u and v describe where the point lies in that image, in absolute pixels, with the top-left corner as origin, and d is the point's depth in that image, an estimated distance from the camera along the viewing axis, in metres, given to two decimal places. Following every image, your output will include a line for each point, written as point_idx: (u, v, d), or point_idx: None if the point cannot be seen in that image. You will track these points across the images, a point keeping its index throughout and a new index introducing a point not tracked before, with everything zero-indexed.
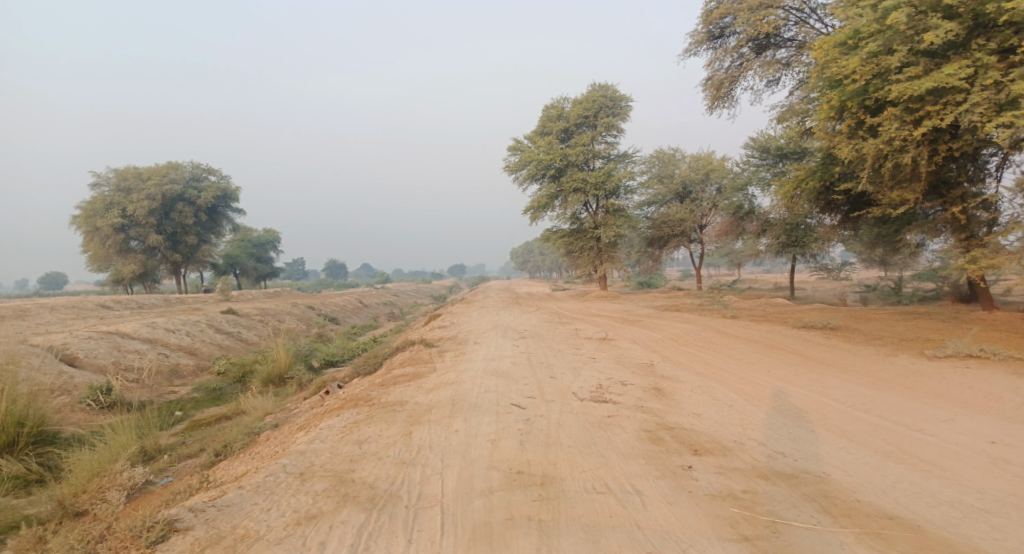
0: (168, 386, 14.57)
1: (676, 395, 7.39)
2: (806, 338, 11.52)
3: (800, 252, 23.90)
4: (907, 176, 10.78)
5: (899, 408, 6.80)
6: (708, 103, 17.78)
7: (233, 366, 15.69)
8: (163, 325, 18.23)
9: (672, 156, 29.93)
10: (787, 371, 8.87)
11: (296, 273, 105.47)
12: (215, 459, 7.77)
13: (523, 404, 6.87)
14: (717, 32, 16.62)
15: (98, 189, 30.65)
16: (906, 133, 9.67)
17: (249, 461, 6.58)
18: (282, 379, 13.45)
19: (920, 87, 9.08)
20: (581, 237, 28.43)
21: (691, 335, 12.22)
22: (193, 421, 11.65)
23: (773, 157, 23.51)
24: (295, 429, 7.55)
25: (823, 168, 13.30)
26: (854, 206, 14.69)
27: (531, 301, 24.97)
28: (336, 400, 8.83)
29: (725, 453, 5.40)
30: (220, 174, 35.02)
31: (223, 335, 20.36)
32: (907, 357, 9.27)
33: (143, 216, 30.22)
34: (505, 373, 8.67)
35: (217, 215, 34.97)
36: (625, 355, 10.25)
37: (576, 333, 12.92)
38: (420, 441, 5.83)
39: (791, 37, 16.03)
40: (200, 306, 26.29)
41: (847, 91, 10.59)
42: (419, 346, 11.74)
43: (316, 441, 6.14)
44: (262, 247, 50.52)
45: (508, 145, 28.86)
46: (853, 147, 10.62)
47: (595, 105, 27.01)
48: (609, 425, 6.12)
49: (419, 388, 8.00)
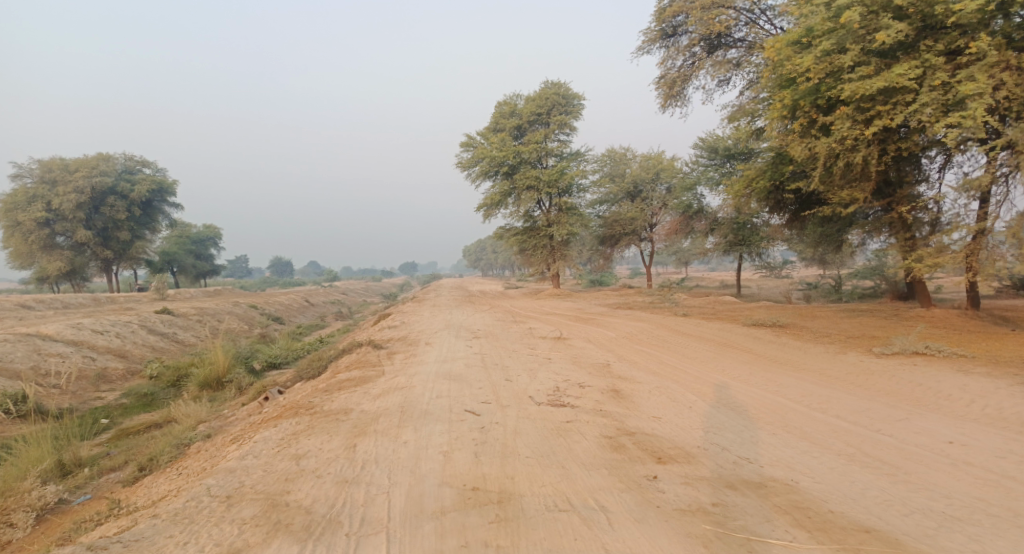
0: (94, 392, 13.42)
1: (635, 398, 7.17)
2: (758, 336, 11.62)
3: (746, 252, 24.43)
4: (857, 176, 11.00)
5: (855, 408, 6.80)
6: (661, 101, 17.80)
7: (167, 370, 14.62)
8: (89, 325, 16.88)
9: (624, 155, 30.15)
10: (742, 371, 8.82)
11: (238, 270, 101.78)
12: (139, 475, 7.07)
13: (477, 410, 6.50)
14: (669, 30, 16.66)
15: (18, 180, 28.33)
16: (858, 132, 9.83)
17: (175, 478, 5.96)
18: (221, 383, 12.59)
19: (872, 86, 9.23)
20: (535, 235, 28.23)
21: (645, 333, 12.11)
22: (121, 429, 10.70)
23: (720, 157, 23.99)
24: (228, 441, 6.92)
25: (773, 168, 13.48)
26: (802, 206, 15.03)
27: (484, 300, 24.59)
28: (276, 407, 8.22)
29: (690, 460, 5.20)
30: (155, 166, 32.96)
31: (157, 336, 19.07)
32: (855, 355, 9.42)
33: (71, 210, 28.11)
34: (458, 376, 8.26)
35: (153, 210, 32.97)
36: (580, 355, 10.02)
37: (531, 333, 12.65)
38: (365, 455, 5.37)
39: (741, 38, 16.24)
40: (133, 305, 24.63)
41: (799, 90, 10.71)
42: (367, 347, 11.18)
43: (248, 456, 5.59)
44: (201, 243, 48.20)
45: (460, 141, 28.33)
46: (805, 146, 10.74)
47: (548, 102, 26.86)
48: (568, 432, 5.83)
49: (365, 394, 7.48)
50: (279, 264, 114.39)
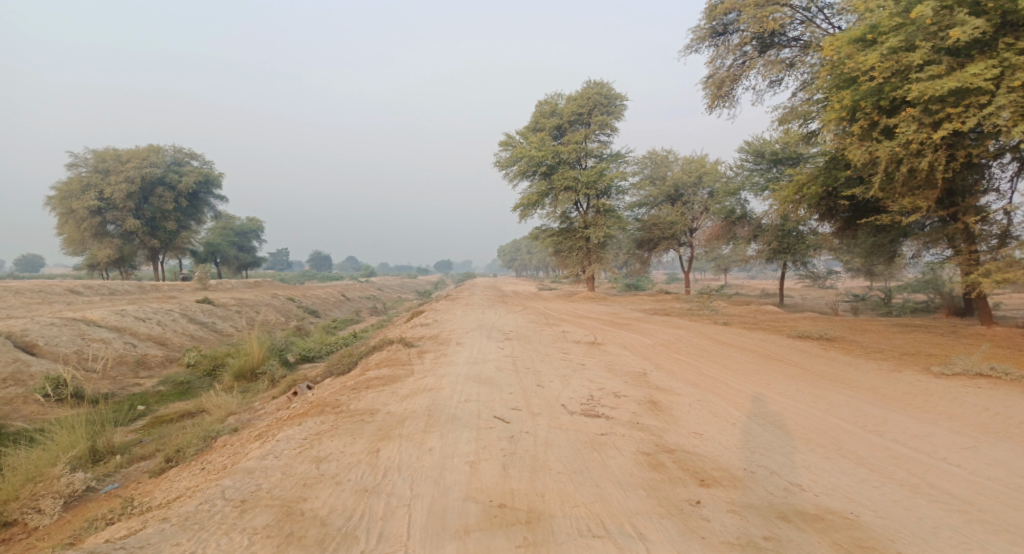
0: (133, 378, 13.66)
1: (674, 411, 6.77)
2: (804, 348, 11.01)
3: (791, 260, 23.50)
4: (921, 183, 10.25)
5: (916, 432, 6.25)
6: (708, 102, 17.18)
7: (204, 359, 14.81)
8: (133, 312, 17.29)
9: (665, 158, 29.43)
10: (789, 386, 8.29)
11: (279, 262, 104.46)
12: (165, 466, 7.03)
13: (507, 417, 6.22)
14: (720, 28, 16.06)
15: (74, 169, 29.41)
16: (925, 136, 9.14)
17: (196, 474, 5.86)
18: (254, 375, 12.66)
19: (943, 87, 8.55)
20: (571, 237, 27.83)
21: (683, 342, 11.61)
22: (155, 417, 10.81)
23: (767, 162, 23.13)
24: (252, 437, 6.80)
25: (826, 173, 12.78)
26: (855, 213, 14.21)
27: (517, 300, 24.38)
28: (303, 403, 8.11)
29: (735, 485, 4.79)
30: (202, 159, 33.79)
31: (197, 325, 19.45)
32: (911, 373, 8.77)
33: (121, 199, 29.02)
34: (487, 379, 7.98)
35: (199, 202, 33.76)
36: (615, 362, 9.63)
37: (564, 336, 12.32)
38: (387, 461, 5.15)
39: (796, 37, 15.50)
40: (176, 294, 25.23)
41: (860, 90, 10.04)
42: (398, 345, 11.03)
43: (269, 456, 5.43)
44: (244, 236, 49.41)
45: (499, 140, 28.12)
46: (865, 149, 10.06)
47: (589, 102, 26.39)
48: (603, 445, 5.48)
49: (392, 394, 7.28)
50: (318, 258, 116.51)
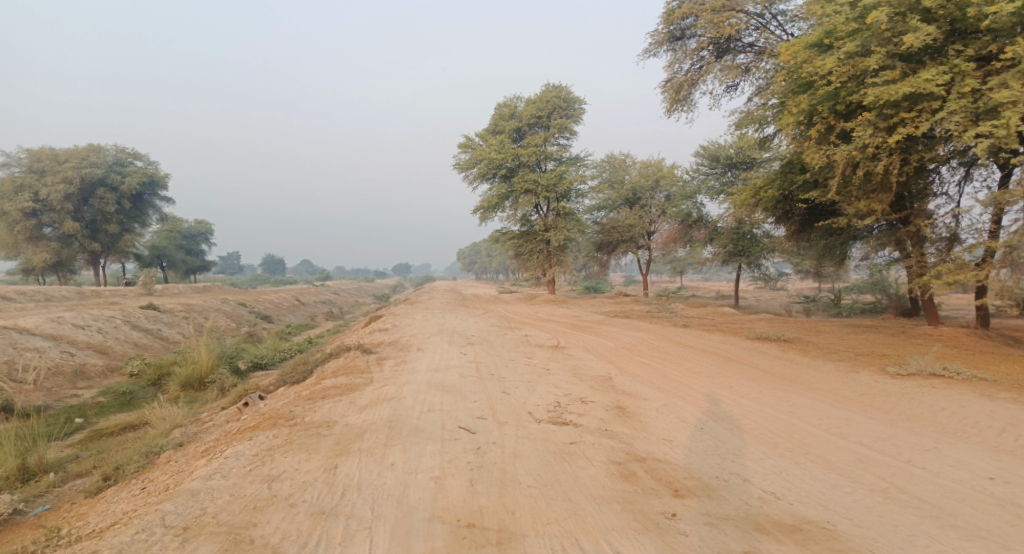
0: (70, 389, 12.75)
1: (641, 416, 6.67)
2: (763, 350, 11.15)
3: (745, 262, 24.01)
4: (875, 186, 10.58)
5: (878, 434, 6.34)
6: (667, 106, 17.36)
7: (148, 368, 13.97)
8: (71, 320, 16.21)
9: (623, 162, 29.70)
10: (751, 388, 8.33)
11: (230, 266, 100.99)
12: (102, 485, 6.47)
13: (472, 427, 5.98)
14: (677, 33, 16.26)
15: (6, 169, 27.57)
16: (880, 139, 9.43)
17: (134, 496, 5.39)
18: (203, 383, 12.00)
19: (897, 91, 8.83)
20: (531, 240, 27.75)
21: (646, 344, 11.60)
22: (94, 430, 10.08)
23: (722, 166, 23.59)
24: (198, 453, 6.33)
25: (782, 176, 13.08)
26: (810, 216, 14.56)
27: (478, 304, 24.09)
28: (255, 415, 7.65)
29: (710, 494, 4.72)
30: (147, 159, 32.22)
31: (141, 332, 18.40)
32: (868, 374, 8.96)
33: (59, 201, 27.34)
34: (450, 387, 7.71)
35: (143, 203, 32.13)
36: (580, 367, 9.51)
37: (527, 340, 12.14)
38: (346, 479, 4.83)
39: (751, 43, 15.84)
40: (118, 299, 23.88)
41: (818, 94, 10.29)
42: (356, 352, 10.62)
43: (216, 475, 5.04)
44: (193, 239, 47.42)
45: (458, 142, 27.80)
46: (823, 152, 10.32)
47: (548, 105, 26.40)
48: (573, 455, 5.32)
49: (351, 405, 6.93)
50: (271, 261, 113.30)
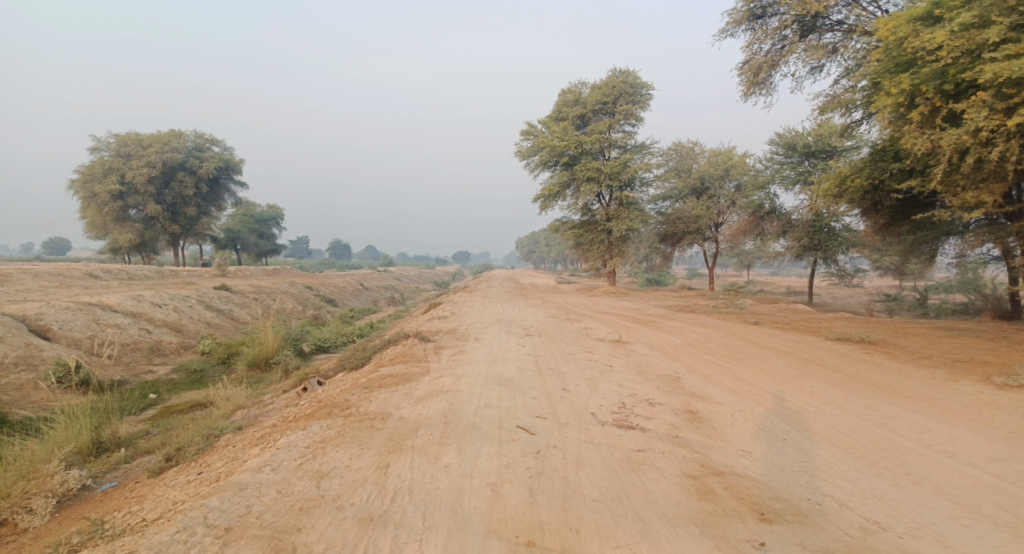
0: (146, 365, 13.31)
1: (715, 423, 6.11)
2: (845, 352, 10.20)
3: (821, 257, 22.45)
4: (987, 176, 9.37)
5: (992, 453, 5.54)
6: (743, 89, 16.27)
7: (218, 347, 14.44)
8: (149, 298, 16.99)
9: (691, 150, 28.40)
10: (836, 394, 7.54)
11: (300, 251, 105.10)
12: (164, 465, 6.57)
13: (532, 427, 5.63)
14: (758, 11, 15.17)
15: (97, 153, 29.39)
16: (997, 123, 8.30)
17: (188, 483, 5.35)
18: (268, 364, 12.24)
19: (1021, 67, 7.73)
20: (592, 229, 27.08)
21: (714, 342, 10.89)
22: (165, 406, 10.41)
23: (799, 154, 22.07)
24: (253, 440, 6.27)
25: (872, 165, 11.91)
26: (902, 208, 13.19)
27: (536, 294, 23.76)
28: (311, 401, 7.60)
29: (800, 521, 4.22)
30: (223, 145, 33.60)
31: (213, 312, 19.15)
32: (970, 383, 7.98)
33: (143, 184, 28.92)
34: (508, 381, 7.38)
35: (219, 188, 33.52)
36: (644, 364, 8.96)
37: (587, 333, 11.66)
38: (397, 481, 4.58)
39: (840, 21, 14.54)
40: (194, 280, 25.05)
41: (922, 73, 9.19)
42: (413, 339, 10.48)
43: (266, 467, 4.93)
44: (265, 223, 49.30)
45: (520, 129, 27.38)
46: (926, 137, 9.21)
47: (614, 91, 25.46)
48: (641, 465, 4.88)
49: (406, 396, 6.71)
50: (338, 248, 117.26)
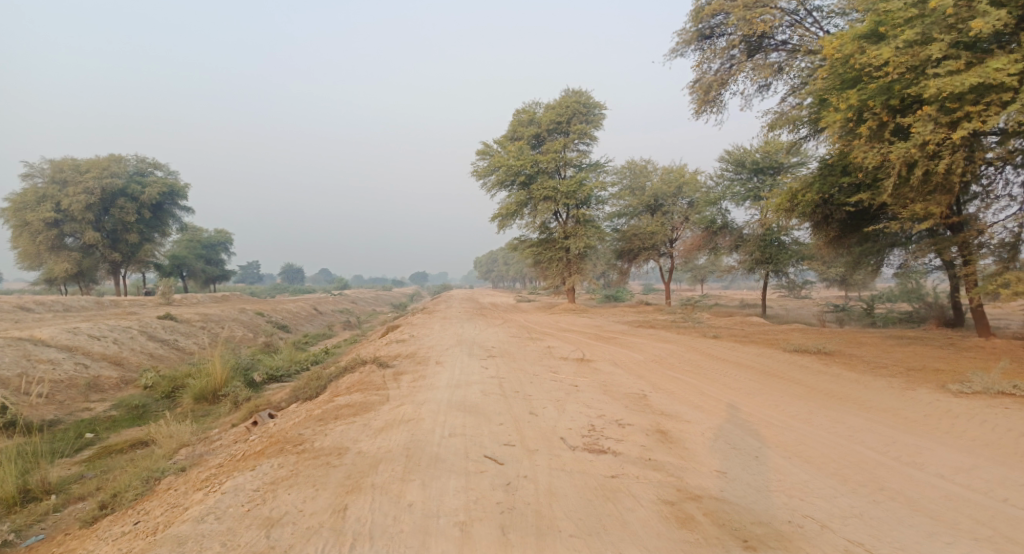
0: (82, 402, 12.34)
1: (686, 443, 5.96)
2: (804, 364, 10.32)
3: (772, 270, 23.01)
4: (933, 188, 9.73)
5: (959, 464, 5.58)
6: (695, 107, 16.64)
7: (162, 380, 13.55)
8: (86, 331, 15.90)
9: (644, 167, 28.94)
10: (801, 407, 7.55)
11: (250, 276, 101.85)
12: (98, 514, 5.96)
13: (500, 456, 5.35)
14: (706, 31, 15.56)
15: (29, 180, 27.72)
16: (942, 136, 8.64)
17: (121, 537, 4.83)
18: (217, 396, 11.52)
19: (963, 82, 8.07)
20: (550, 247, 27.10)
21: (678, 358, 10.84)
22: (102, 446, 9.62)
23: (748, 171, 22.71)
24: (197, 483, 5.76)
25: (822, 180, 12.24)
26: (851, 220, 13.62)
27: (496, 314, 23.46)
28: (262, 437, 7.10)
29: (784, 547, 4.09)
30: (168, 169, 32.30)
31: (157, 343, 18.07)
32: (926, 391, 8.13)
33: (80, 211, 27.38)
34: (472, 406, 7.09)
35: (164, 213, 32.14)
36: (610, 383, 8.79)
37: (550, 353, 11.46)
38: (357, 526, 4.23)
39: (785, 41, 15.10)
40: (136, 310, 23.73)
41: (868, 89, 9.51)
42: (371, 366, 10.04)
43: (211, 517, 4.49)
44: (212, 248, 47.56)
45: (476, 149, 27.33)
46: (876, 151, 9.53)
47: (568, 111, 25.75)
48: (617, 494, 4.67)
49: (364, 428, 6.33)
50: (290, 272, 114.36)
